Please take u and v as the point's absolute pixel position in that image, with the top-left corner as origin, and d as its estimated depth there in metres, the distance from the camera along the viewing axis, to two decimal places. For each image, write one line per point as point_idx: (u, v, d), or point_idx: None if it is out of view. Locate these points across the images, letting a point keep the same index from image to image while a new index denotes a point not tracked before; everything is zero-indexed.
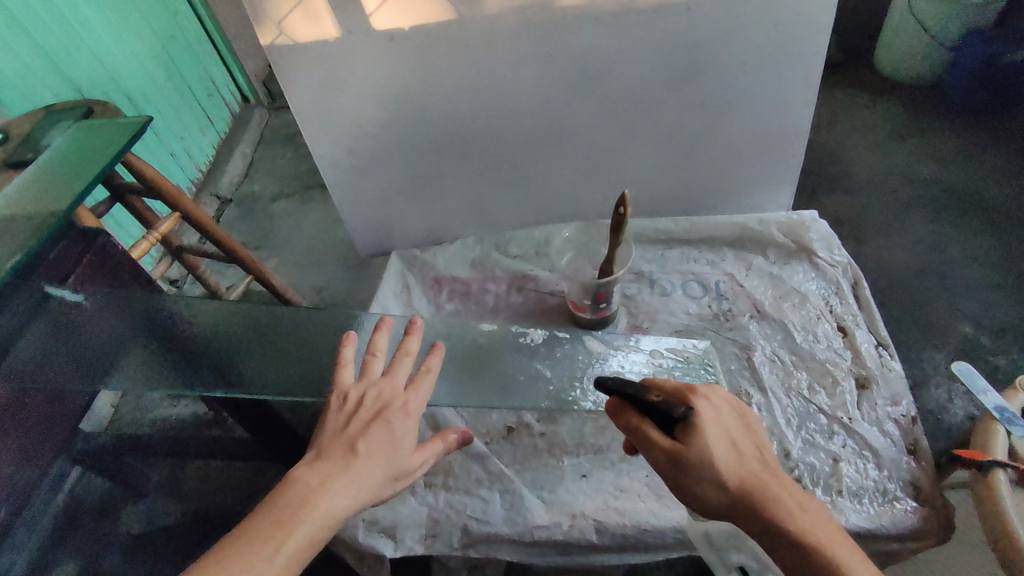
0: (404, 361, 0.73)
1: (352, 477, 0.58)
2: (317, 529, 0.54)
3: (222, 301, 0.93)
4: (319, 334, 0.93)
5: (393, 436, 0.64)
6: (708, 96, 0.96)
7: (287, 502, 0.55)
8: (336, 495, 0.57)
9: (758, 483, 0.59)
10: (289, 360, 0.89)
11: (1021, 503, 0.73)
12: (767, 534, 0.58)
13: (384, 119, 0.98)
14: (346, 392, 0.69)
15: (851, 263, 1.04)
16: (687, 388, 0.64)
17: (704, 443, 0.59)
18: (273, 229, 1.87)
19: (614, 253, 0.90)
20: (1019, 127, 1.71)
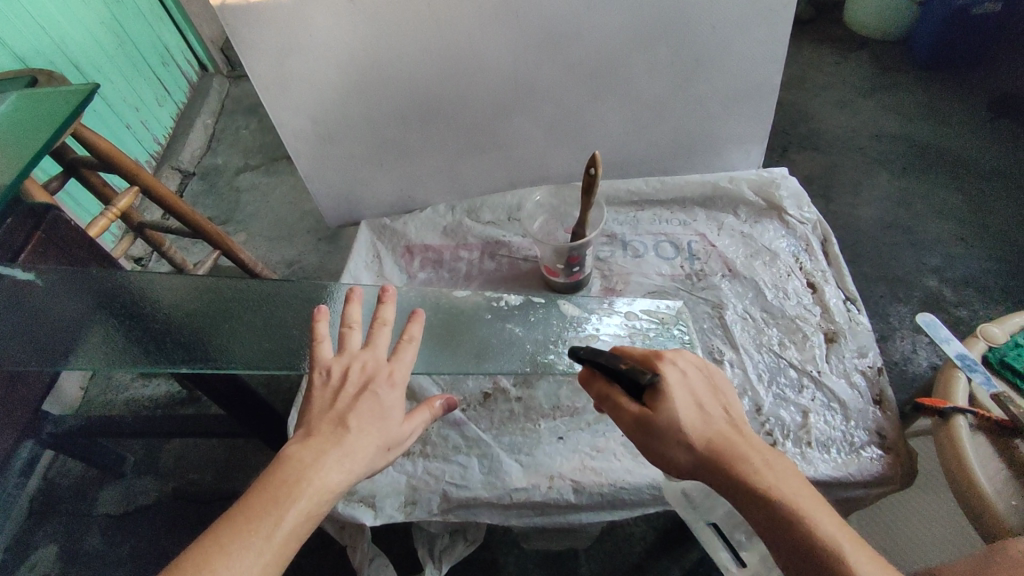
0: (383, 331, 0.69)
1: (342, 454, 0.56)
2: (307, 511, 0.52)
3: (186, 278, 0.91)
4: (288, 308, 0.91)
5: (379, 409, 0.60)
6: (678, 54, 0.94)
7: (276, 485, 0.52)
8: (325, 474, 0.54)
9: (723, 442, 0.60)
10: (258, 335, 0.86)
11: (980, 446, 0.76)
12: (734, 492, 0.59)
13: (346, 84, 0.95)
14: (327, 368, 0.64)
15: (820, 220, 1.05)
16: (656, 356, 0.68)
17: (668, 406, 0.62)
18: (239, 202, 1.81)
19: (586, 215, 0.90)
20: (983, 81, 1.72)
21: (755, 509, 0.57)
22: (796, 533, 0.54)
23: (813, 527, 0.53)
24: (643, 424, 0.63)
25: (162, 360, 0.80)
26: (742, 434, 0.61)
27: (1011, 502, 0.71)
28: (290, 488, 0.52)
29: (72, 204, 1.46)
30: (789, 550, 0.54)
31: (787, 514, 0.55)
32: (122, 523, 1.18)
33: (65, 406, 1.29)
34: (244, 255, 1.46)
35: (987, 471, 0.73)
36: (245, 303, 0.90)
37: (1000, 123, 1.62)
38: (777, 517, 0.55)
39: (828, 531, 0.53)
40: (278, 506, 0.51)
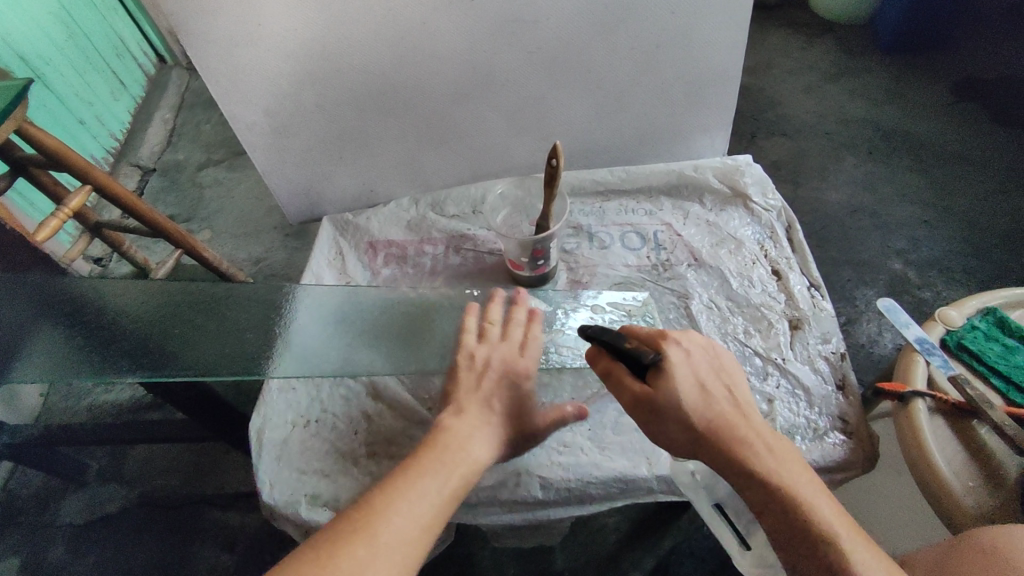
0: (517, 328, 0.81)
1: (489, 433, 0.70)
2: (461, 476, 0.64)
3: (138, 282, 0.89)
4: (244, 316, 0.90)
5: (516, 396, 0.74)
6: (638, 40, 0.93)
7: (436, 451, 0.65)
8: (478, 447, 0.68)
9: (724, 424, 0.65)
10: (211, 342, 0.86)
11: (939, 429, 0.77)
12: (732, 470, 0.63)
13: (300, 76, 0.92)
14: (472, 353, 0.78)
15: (784, 207, 1.05)
16: (660, 335, 0.70)
17: (672, 386, 0.65)
18: (202, 199, 1.76)
19: (549, 207, 0.88)
20: (943, 65, 1.75)
21: (751, 487, 0.62)
22: (790, 513, 0.59)
23: (806, 508, 0.58)
24: (645, 403, 0.66)
25: (110, 367, 0.79)
26: (741, 417, 0.65)
27: (967, 483, 0.72)
28: (451, 457, 0.65)
29: (24, 205, 1.41)
30: (778, 527, 0.59)
31: (784, 496, 0.60)
32: (86, 533, 1.14)
33: (23, 414, 1.24)
34: (209, 252, 1.40)
35: (945, 453, 0.75)
36: (201, 308, 0.89)
37: (960, 106, 1.65)
38: (773, 496, 0.60)
39: (821, 513, 0.58)
40: (445, 467, 0.64)
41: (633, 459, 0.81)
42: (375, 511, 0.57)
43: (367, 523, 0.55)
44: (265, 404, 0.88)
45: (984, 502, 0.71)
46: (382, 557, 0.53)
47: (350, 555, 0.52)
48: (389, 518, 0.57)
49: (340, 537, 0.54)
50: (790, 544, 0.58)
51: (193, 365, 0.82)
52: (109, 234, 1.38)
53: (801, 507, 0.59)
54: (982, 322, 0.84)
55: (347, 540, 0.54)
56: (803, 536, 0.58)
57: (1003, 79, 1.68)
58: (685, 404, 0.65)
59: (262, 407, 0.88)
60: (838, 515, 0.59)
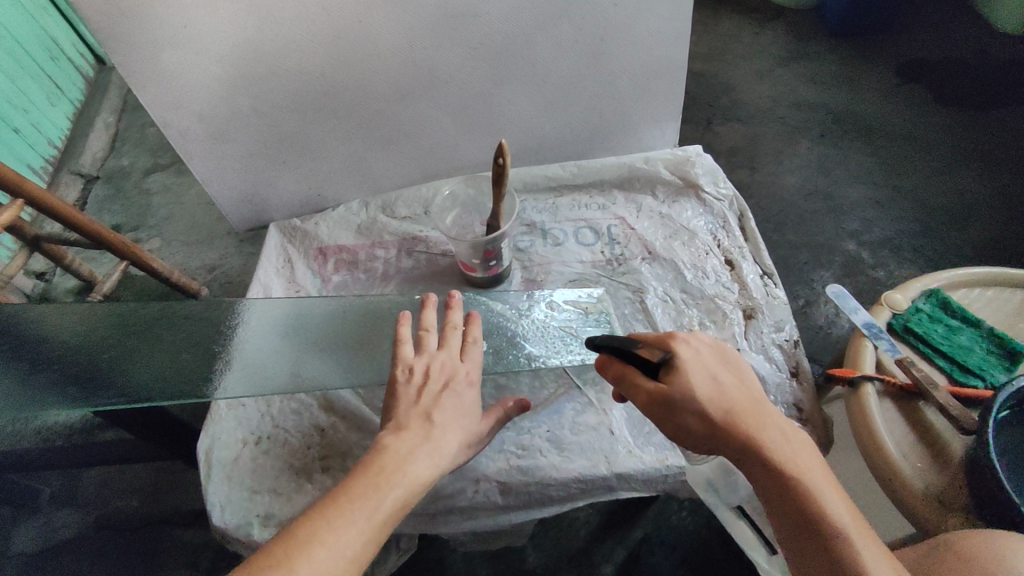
0: (455, 334, 0.79)
1: (432, 449, 0.64)
2: (398, 499, 0.58)
3: (89, 309, 0.89)
4: (181, 336, 0.87)
5: (461, 408, 0.70)
6: (581, 32, 0.92)
7: (372, 471, 0.59)
8: (419, 466, 0.62)
9: (743, 418, 0.60)
10: (143, 365, 0.83)
11: (889, 412, 0.78)
12: (752, 467, 0.60)
13: (233, 79, 0.87)
14: (410, 363, 0.73)
15: (736, 195, 1.05)
16: (668, 334, 0.67)
17: (686, 382, 0.61)
18: (150, 205, 1.68)
19: (499, 207, 0.86)
20: (889, 47, 1.78)
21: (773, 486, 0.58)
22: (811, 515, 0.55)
23: (828, 510, 0.55)
24: (662, 402, 0.62)
25: (39, 398, 0.79)
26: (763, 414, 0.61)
27: (916, 464, 0.74)
28: (387, 476, 0.59)
29: None
30: (799, 533, 0.56)
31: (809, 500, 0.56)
32: (39, 562, 1.08)
33: None
34: (157, 262, 1.34)
35: (894, 435, 0.76)
36: (136, 330, 0.87)
37: (907, 87, 1.68)
38: (795, 497, 0.56)
39: (842, 519, 0.55)
40: (377, 490, 0.58)
41: (592, 459, 0.80)
42: (299, 541, 0.51)
43: (290, 551, 0.50)
44: (214, 422, 0.84)
45: (933, 482, 0.72)
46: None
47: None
48: (316, 545, 0.51)
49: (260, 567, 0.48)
50: (810, 547, 0.55)
51: (120, 390, 0.80)
52: (50, 248, 1.31)
53: (823, 509, 0.55)
54: (926, 305, 0.86)
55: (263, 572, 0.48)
56: (822, 542, 0.54)
57: (946, 60, 1.72)
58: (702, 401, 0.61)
59: (208, 425, 0.84)
60: (859, 523, 0.55)
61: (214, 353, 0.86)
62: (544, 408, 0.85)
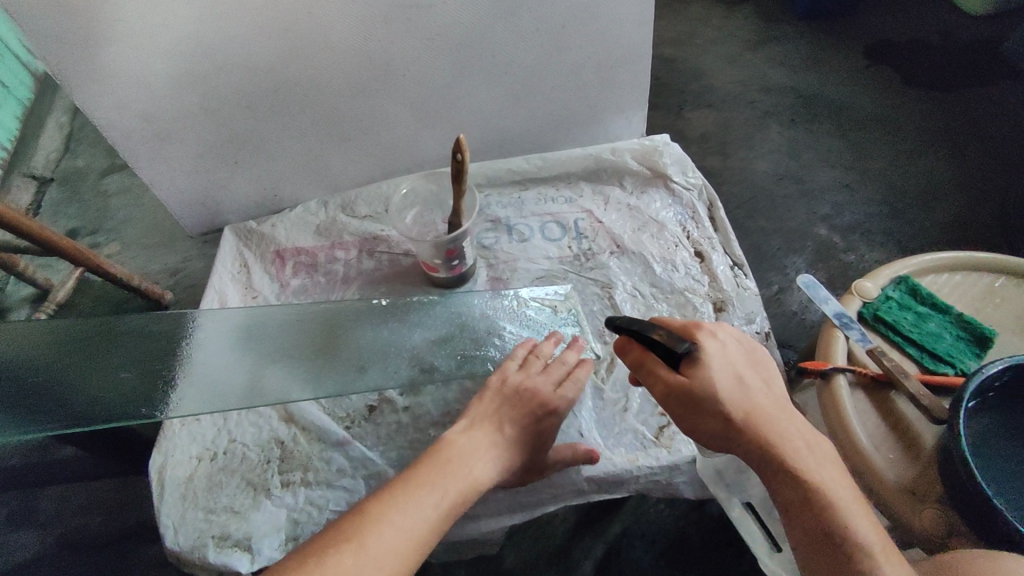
0: (562, 368, 0.79)
1: (495, 457, 0.69)
2: (459, 492, 0.63)
3: (33, 324, 0.85)
4: (116, 354, 0.83)
5: (534, 429, 0.73)
6: (541, 20, 0.88)
7: (439, 462, 0.65)
8: (479, 470, 0.66)
9: (765, 419, 0.58)
10: (75, 387, 0.79)
11: (861, 403, 0.77)
12: (768, 468, 0.58)
13: (176, 77, 0.82)
14: (505, 377, 0.77)
15: (705, 184, 1.03)
16: (693, 324, 0.64)
17: (709, 376, 0.59)
18: (107, 207, 1.60)
19: (459, 204, 0.83)
20: (857, 29, 1.77)
21: (789, 487, 0.56)
22: (827, 520, 0.54)
23: (847, 519, 0.53)
24: (681, 395, 0.60)
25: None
26: (783, 414, 0.60)
27: (888, 455, 0.73)
28: (452, 470, 0.65)
29: None
30: (811, 538, 0.54)
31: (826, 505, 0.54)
32: None
33: None
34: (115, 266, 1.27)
35: (867, 428, 0.75)
36: (69, 349, 0.83)
37: (875, 70, 1.67)
38: (812, 501, 0.55)
39: (861, 529, 0.53)
40: (444, 480, 0.63)
41: (562, 463, 0.78)
42: (372, 516, 0.57)
43: (365, 523, 0.56)
44: (167, 440, 0.80)
45: (905, 474, 0.71)
46: (377, 558, 0.53)
47: (351, 553, 0.53)
48: (387, 520, 0.57)
49: (341, 535, 0.55)
50: (820, 553, 0.54)
51: (49, 416, 0.76)
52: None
53: (841, 517, 0.54)
54: (895, 292, 0.85)
55: (340, 540, 0.54)
56: (838, 549, 0.53)
57: (913, 41, 1.71)
58: (722, 396, 0.59)
59: (161, 441, 0.80)
60: (876, 533, 0.54)
61: (155, 373, 0.82)
62: None
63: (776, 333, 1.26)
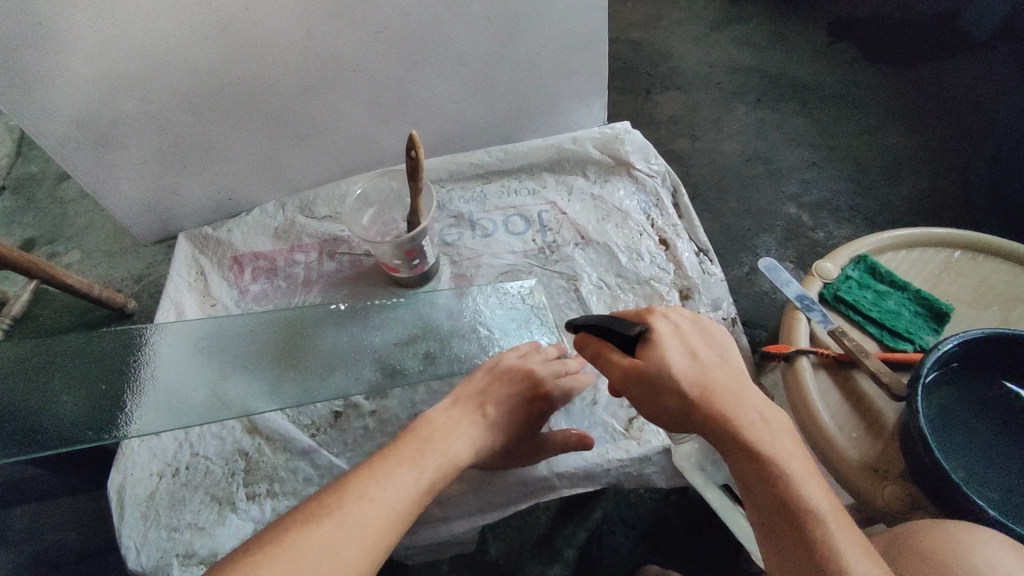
0: (549, 358, 0.80)
1: (476, 435, 0.68)
2: (435, 470, 0.61)
3: None
4: (55, 376, 0.80)
5: (515, 411, 0.73)
6: (491, 9, 0.86)
7: (416, 438, 0.64)
8: (457, 445, 0.65)
9: (719, 392, 0.57)
10: (10, 412, 0.77)
11: (825, 386, 0.77)
12: (722, 442, 0.56)
13: (110, 79, 0.78)
14: (497, 362, 0.78)
15: (668, 170, 1.02)
16: (646, 309, 0.64)
17: (660, 355, 0.59)
18: (66, 215, 1.54)
19: (417, 202, 0.81)
20: (820, 5, 1.76)
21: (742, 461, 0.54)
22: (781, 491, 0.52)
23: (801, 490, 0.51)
24: (636, 377, 0.60)
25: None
26: (738, 387, 0.58)
27: (851, 434, 0.73)
28: (431, 445, 0.63)
29: None
30: (766, 509, 0.53)
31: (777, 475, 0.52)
32: None
33: None
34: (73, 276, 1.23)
35: (831, 409, 0.75)
36: (6, 373, 0.80)
37: (838, 46, 1.67)
38: (764, 472, 0.53)
39: (812, 496, 0.51)
40: (421, 455, 0.62)
41: (532, 459, 0.77)
42: (352, 491, 0.55)
43: (342, 498, 0.54)
44: (124, 462, 0.77)
45: (868, 452, 0.72)
46: (357, 526, 0.52)
47: (325, 531, 0.51)
48: (364, 494, 0.55)
49: (313, 512, 0.53)
50: (775, 524, 0.52)
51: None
52: None
53: (793, 486, 0.52)
54: (855, 272, 0.85)
55: (313, 517, 0.52)
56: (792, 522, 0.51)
57: (875, 17, 1.72)
58: (675, 373, 0.58)
59: (118, 460, 0.77)
60: (830, 501, 0.52)
61: (101, 393, 0.79)
62: None
63: (749, 314, 1.26)
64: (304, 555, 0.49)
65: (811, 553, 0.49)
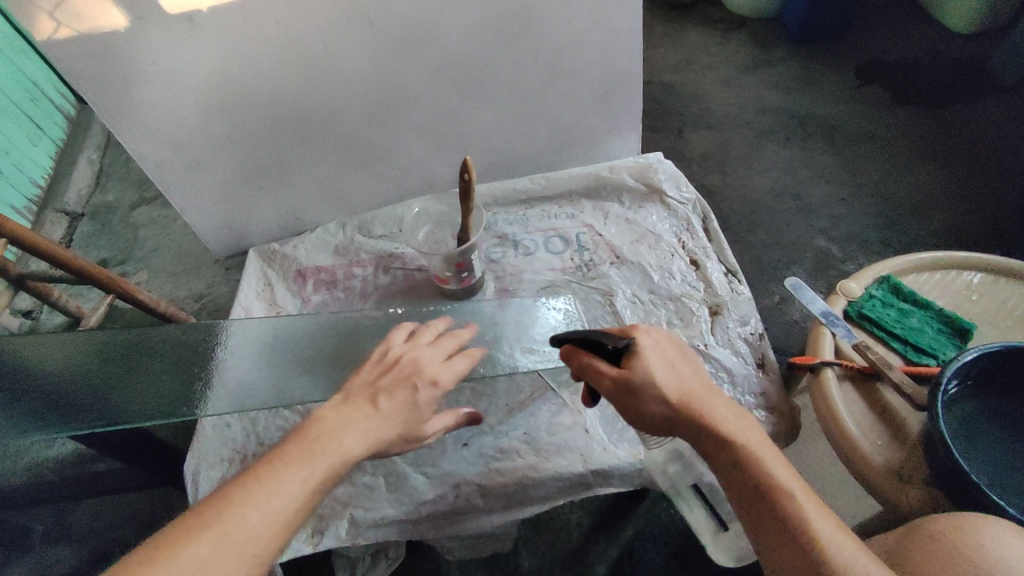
0: (446, 344, 0.76)
1: (368, 425, 0.60)
2: (293, 497, 0.51)
3: (81, 331, 0.90)
4: (156, 362, 0.89)
5: (413, 405, 0.65)
6: (539, 51, 0.96)
7: (304, 441, 0.56)
8: (350, 441, 0.58)
9: (697, 397, 0.63)
10: (121, 392, 0.85)
11: (850, 396, 0.81)
12: (704, 440, 0.62)
13: (208, 111, 0.91)
14: (388, 349, 0.72)
15: (699, 198, 1.10)
16: (629, 324, 0.68)
17: (645, 365, 0.63)
18: (137, 239, 1.57)
19: (468, 220, 0.89)
20: (847, 49, 1.85)
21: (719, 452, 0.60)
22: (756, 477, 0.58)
23: (773, 474, 0.58)
24: (622, 386, 0.64)
25: (15, 429, 0.81)
26: (712, 391, 0.64)
27: (876, 441, 0.76)
28: (317, 448, 0.56)
29: None
30: (748, 496, 0.58)
31: (749, 461, 0.59)
32: None
33: None
34: (144, 293, 1.25)
35: (855, 417, 0.79)
36: (108, 357, 0.88)
37: (866, 88, 1.74)
38: (740, 460, 0.59)
39: (781, 477, 0.57)
40: (284, 483, 0.51)
41: (569, 458, 0.83)
42: (232, 500, 0.49)
43: (219, 512, 0.48)
44: (203, 445, 0.85)
45: (893, 458, 0.75)
46: (233, 548, 0.47)
47: (195, 555, 0.45)
48: (246, 508, 0.49)
49: (176, 537, 0.46)
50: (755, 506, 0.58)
51: (94, 417, 0.82)
52: (35, 286, 1.19)
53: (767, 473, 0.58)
54: (879, 290, 0.90)
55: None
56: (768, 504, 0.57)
57: (902, 60, 1.79)
58: (658, 381, 0.63)
59: (195, 445, 0.85)
60: (795, 480, 0.58)
61: (196, 377, 0.88)
62: (521, 411, 0.88)
63: (779, 341, 1.30)
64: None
65: (791, 532, 0.55)
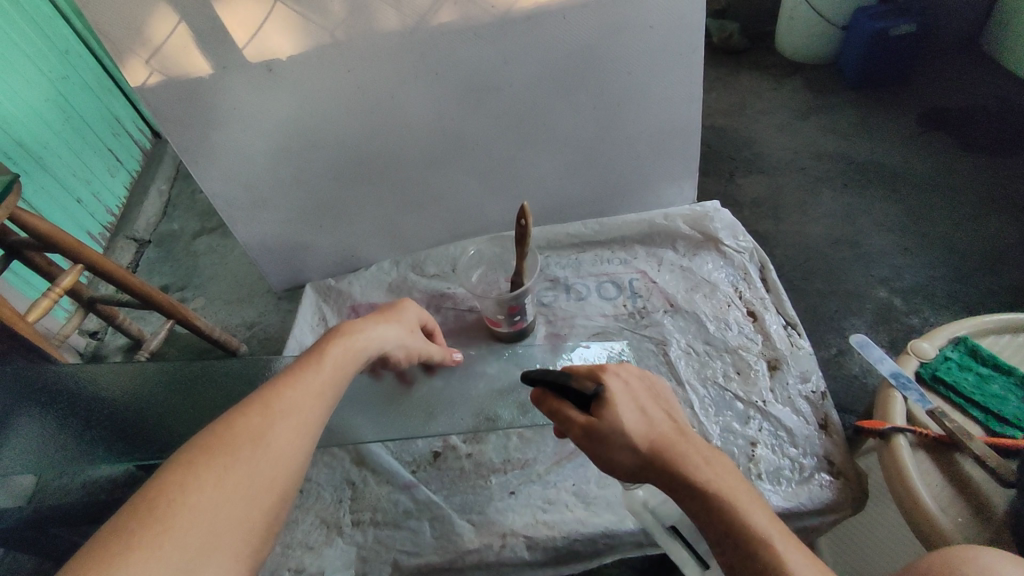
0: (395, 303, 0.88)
1: (376, 325, 0.71)
2: (325, 380, 0.60)
3: (140, 364, 0.93)
4: (216, 393, 0.91)
5: (397, 315, 0.76)
6: (599, 99, 0.98)
7: (320, 344, 0.64)
8: (365, 333, 0.68)
9: (669, 442, 0.60)
10: (187, 422, 0.87)
11: (924, 465, 0.75)
12: (678, 490, 0.58)
13: (275, 152, 0.95)
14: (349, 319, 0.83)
15: (756, 248, 1.07)
16: (599, 365, 0.65)
17: (615, 411, 0.60)
18: (197, 266, 1.63)
19: (522, 265, 0.89)
20: (909, 96, 1.80)
21: (696, 501, 0.57)
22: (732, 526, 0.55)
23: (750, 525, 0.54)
24: (590, 433, 0.61)
25: (80, 454, 0.82)
26: (684, 436, 0.61)
27: (957, 517, 0.71)
28: (333, 341, 0.65)
29: (22, 285, 1.23)
30: (721, 540, 0.55)
31: (721, 504, 0.56)
32: None
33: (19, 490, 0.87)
34: (202, 319, 1.27)
35: (931, 489, 0.73)
36: (172, 388, 0.91)
37: (930, 135, 1.69)
38: (715, 506, 0.56)
39: (759, 524, 0.54)
40: (317, 373, 0.60)
41: (618, 513, 0.80)
42: (260, 394, 0.55)
43: (262, 400, 0.55)
44: None
45: (975, 537, 0.69)
46: (277, 427, 0.53)
47: (249, 430, 0.51)
48: (285, 395, 0.56)
49: (225, 421, 0.52)
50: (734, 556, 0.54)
51: (155, 449, 0.84)
52: (104, 309, 1.23)
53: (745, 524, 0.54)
54: (955, 353, 0.85)
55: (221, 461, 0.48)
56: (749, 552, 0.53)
57: (969, 107, 1.73)
58: (627, 427, 0.60)
59: None
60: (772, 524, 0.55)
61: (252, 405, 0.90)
62: (571, 461, 0.87)
63: (837, 397, 1.23)
64: (211, 511, 0.45)
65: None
